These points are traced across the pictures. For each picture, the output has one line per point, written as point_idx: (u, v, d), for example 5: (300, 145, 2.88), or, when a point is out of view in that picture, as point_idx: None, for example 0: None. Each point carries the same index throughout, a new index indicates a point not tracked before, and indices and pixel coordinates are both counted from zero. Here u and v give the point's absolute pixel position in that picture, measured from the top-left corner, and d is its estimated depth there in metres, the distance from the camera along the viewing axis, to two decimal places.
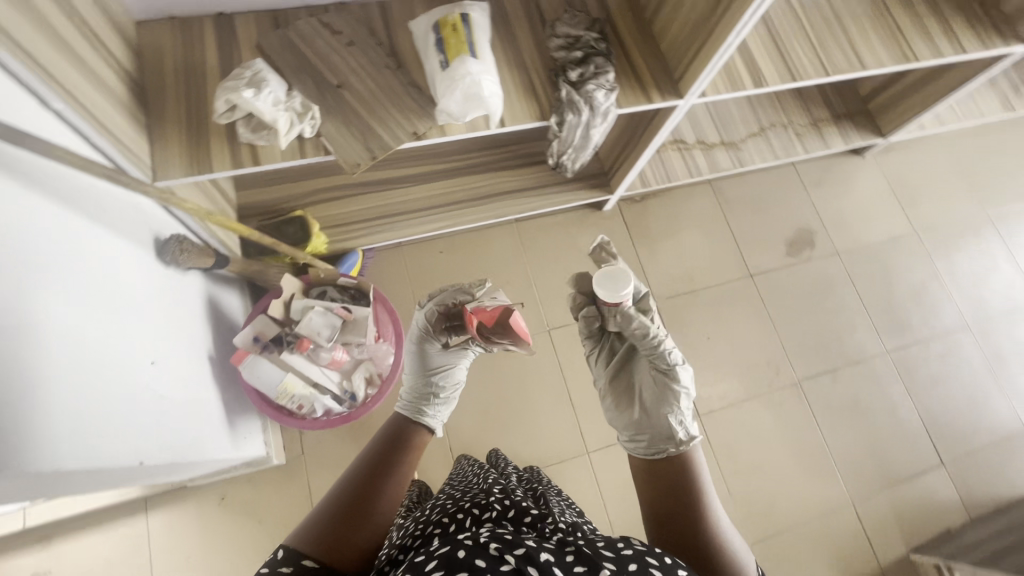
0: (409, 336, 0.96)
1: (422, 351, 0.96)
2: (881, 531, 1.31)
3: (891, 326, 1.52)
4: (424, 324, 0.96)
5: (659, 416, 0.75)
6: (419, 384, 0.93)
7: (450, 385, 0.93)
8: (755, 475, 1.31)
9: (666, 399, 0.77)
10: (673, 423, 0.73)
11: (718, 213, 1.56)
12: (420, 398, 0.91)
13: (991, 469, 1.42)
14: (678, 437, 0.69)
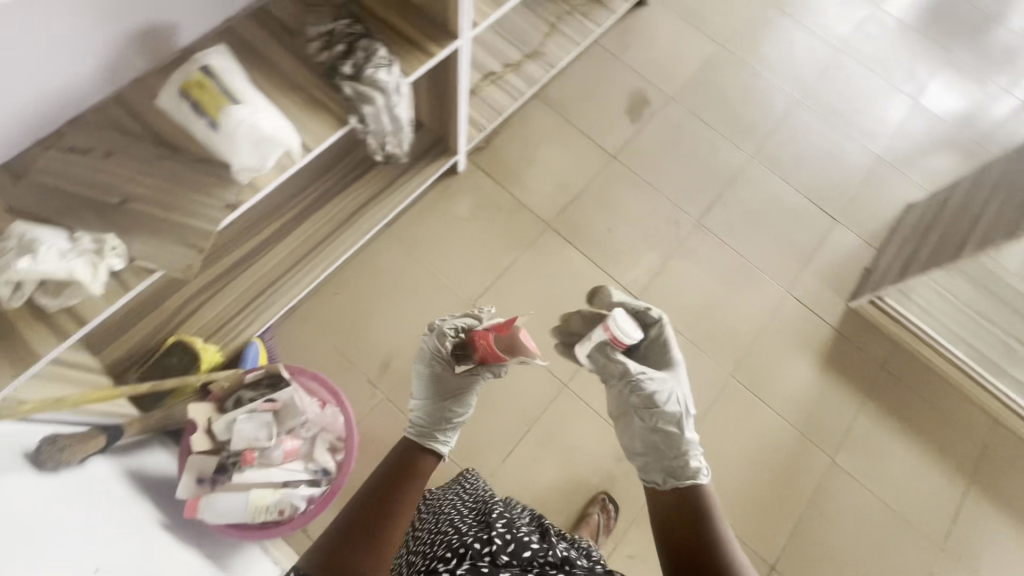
0: (419, 360, 1.00)
1: (432, 376, 1.00)
2: (820, 299, 1.47)
3: (745, 135, 1.66)
4: (433, 348, 1.00)
5: (669, 457, 0.80)
6: (431, 407, 0.98)
7: (461, 407, 0.98)
8: (706, 317, 1.41)
9: (665, 437, 0.83)
10: (676, 461, 0.79)
11: (557, 119, 1.60)
12: (431, 422, 0.96)
13: (871, 203, 1.61)
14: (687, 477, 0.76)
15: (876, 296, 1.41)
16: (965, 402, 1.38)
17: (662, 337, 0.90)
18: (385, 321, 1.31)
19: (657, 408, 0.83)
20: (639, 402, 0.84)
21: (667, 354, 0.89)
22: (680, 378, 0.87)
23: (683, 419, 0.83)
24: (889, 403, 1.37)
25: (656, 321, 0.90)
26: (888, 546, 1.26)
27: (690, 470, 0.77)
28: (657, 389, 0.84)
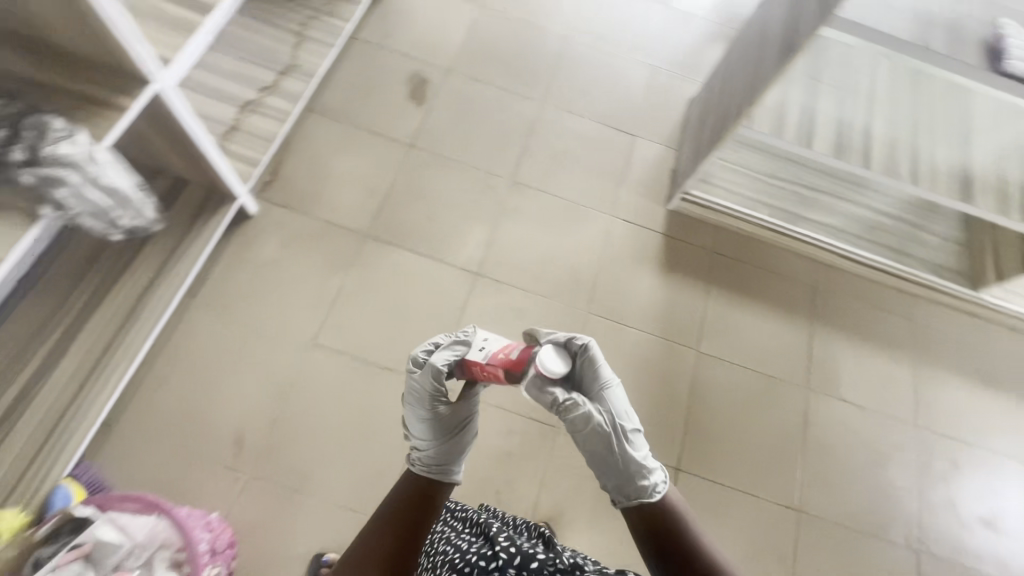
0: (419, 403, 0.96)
1: (433, 414, 0.96)
2: (642, 212, 1.55)
3: (530, 83, 1.68)
4: (434, 388, 0.96)
5: (627, 472, 0.85)
6: (440, 442, 0.95)
7: (469, 431, 0.98)
8: (548, 267, 1.44)
9: (615, 456, 0.88)
10: (632, 478, 0.84)
11: (341, 126, 1.53)
12: (444, 456, 0.94)
13: (659, 110, 1.71)
14: (646, 489, 0.81)
15: (684, 190, 1.50)
16: (781, 256, 1.53)
17: (590, 364, 0.94)
18: (224, 396, 1.20)
19: (599, 432, 0.88)
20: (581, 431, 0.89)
21: (597, 378, 0.94)
22: (613, 400, 0.92)
23: (625, 434, 0.90)
24: (724, 282, 1.49)
25: (582, 351, 0.95)
26: (762, 406, 1.37)
27: (647, 483, 0.82)
28: (595, 414, 0.89)
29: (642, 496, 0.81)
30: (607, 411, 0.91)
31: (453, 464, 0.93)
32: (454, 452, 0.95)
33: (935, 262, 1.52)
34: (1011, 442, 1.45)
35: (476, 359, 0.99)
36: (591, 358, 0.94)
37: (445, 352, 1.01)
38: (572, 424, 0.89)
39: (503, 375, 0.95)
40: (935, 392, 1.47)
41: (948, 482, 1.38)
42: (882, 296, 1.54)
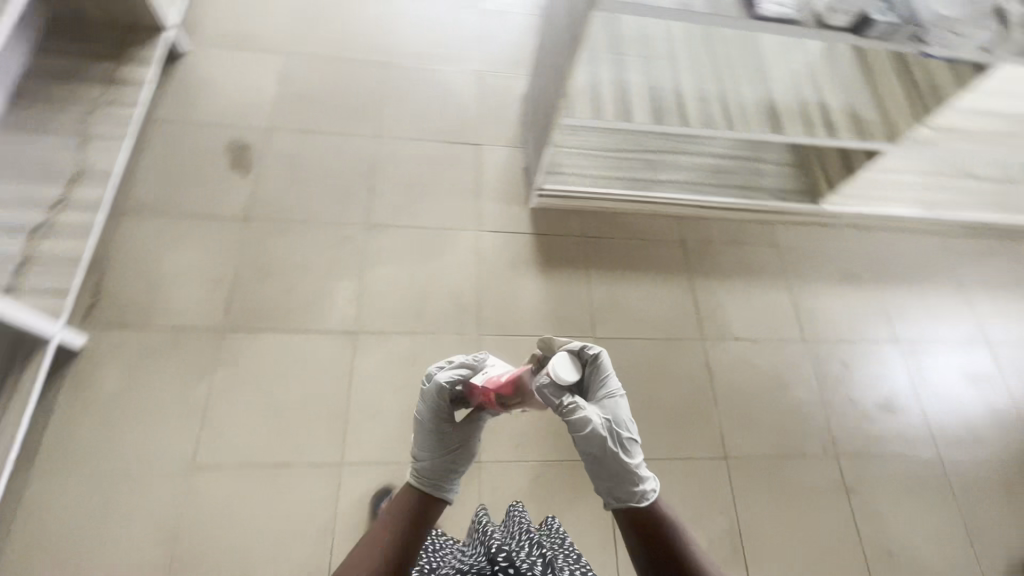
0: (424, 417, 0.97)
1: (433, 434, 0.96)
2: (506, 218, 1.54)
3: (359, 119, 1.62)
4: (437, 401, 0.97)
5: (621, 477, 0.89)
6: (437, 460, 0.95)
7: (468, 453, 0.98)
8: (427, 302, 1.39)
9: (612, 460, 0.90)
10: (629, 482, 0.88)
11: (163, 219, 1.39)
12: (440, 475, 0.94)
13: (496, 112, 1.70)
14: (640, 495, 0.85)
15: (537, 185, 1.51)
16: (645, 224, 1.60)
17: (599, 372, 0.97)
18: (101, 561, 1.05)
19: (600, 438, 0.90)
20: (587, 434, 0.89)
21: (603, 387, 0.97)
22: (618, 409, 0.95)
23: (623, 442, 0.93)
24: (601, 263, 1.52)
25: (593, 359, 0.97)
26: (667, 370, 1.42)
27: (643, 489, 0.87)
28: (598, 419, 0.92)
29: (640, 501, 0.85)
30: (608, 418, 0.93)
31: (448, 483, 0.93)
32: (452, 472, 0.95)
33: (777, 188, 1.63)
34: (883, 327, 1.60)
35: (479, 380, 0.96)
36: (600, 365, 0.97)
37: (450, 371, 1.00)
38: (578, 426, 0.89)
39: (493, 398, 0.91)
40: (810, 304, 1.59)
41: (843, 380, 1.49)
42: (741, 233, 1.65)
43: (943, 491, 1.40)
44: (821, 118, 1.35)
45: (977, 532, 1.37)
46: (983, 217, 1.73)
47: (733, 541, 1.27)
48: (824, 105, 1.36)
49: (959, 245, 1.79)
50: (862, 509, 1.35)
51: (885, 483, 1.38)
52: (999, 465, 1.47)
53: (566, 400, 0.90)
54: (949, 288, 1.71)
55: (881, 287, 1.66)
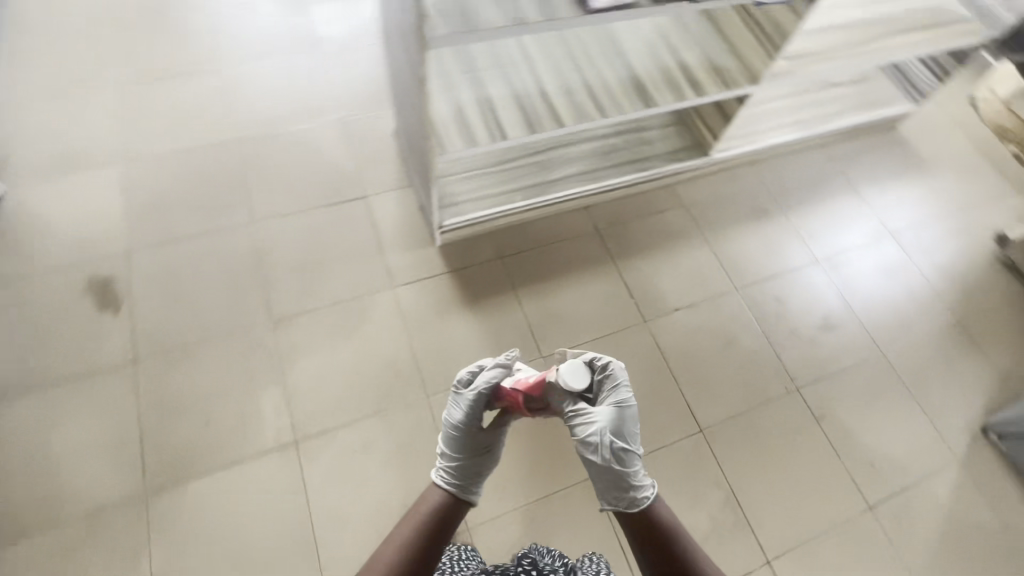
0: (457, 421, 1.04)
1: (463, 439, 1.05)
2: (418, 265, 1.46)
3: (229, 209, 1.47)
4: (470, 408, 1.04)
5: (620, 481, 0.95)
6: (463, 462, 1.04)
7: (493, 457, 1.05)
8: (364, 381, 1.30)
9: (614, 469, 0.95)
10: (628, 491, 0.94)
11: (36, 393, 1.20)
12: (465, 480, 1.03)
13: (373, 156, 1.60)
14: (637, 499, 0.92)
15: (439, 225, 1.44)
16: (557, 228, 1.58)
17: (608, 381, 1.02)
18: None
19: (603, 448, 0.95)
20: (589, 443, 0.96)
21: (611, 396, 1.01)
22: (627, 417, 1.00)
23: (627, 449, 0.98)
24: (526, 281, 1.48)
25: (603, 371, 1.03)
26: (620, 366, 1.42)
27: (641, 497, 0.92)
28: (607, 425, 0.97)
29: (637, 508, 0.91)
30: (616, 424, 0.98)
31: (472, 485, 1.03)
32: (478, 473, 1.05)
33: (666, 152, 1.65)
34: (800, 251, 1.66)
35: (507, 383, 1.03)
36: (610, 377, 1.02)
37: (487, 372, 1.07)
38: (578, 433, 0.97)
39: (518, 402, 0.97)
40: (732, 252, 1.63)
41: (781, 316, 1.54)
42: (649, 205, 1.66)
43: (896, 387, 1.48)
44: (686, 79, 1.36)
45: (934, 413, 1.46)
46: (852, 121, 1.83)
47: (732, 510, 1.28)
48: (685, 65, 1.37)
49: (840, 151, 1.89)
50: (836, 431, 1.40)
51: (846, 399, 1.44)
52: (933, 344, 1.57)
53: (571, 405, 0.98)
54: (843, 194, 1.81)
55: (787, 213, 1.72)
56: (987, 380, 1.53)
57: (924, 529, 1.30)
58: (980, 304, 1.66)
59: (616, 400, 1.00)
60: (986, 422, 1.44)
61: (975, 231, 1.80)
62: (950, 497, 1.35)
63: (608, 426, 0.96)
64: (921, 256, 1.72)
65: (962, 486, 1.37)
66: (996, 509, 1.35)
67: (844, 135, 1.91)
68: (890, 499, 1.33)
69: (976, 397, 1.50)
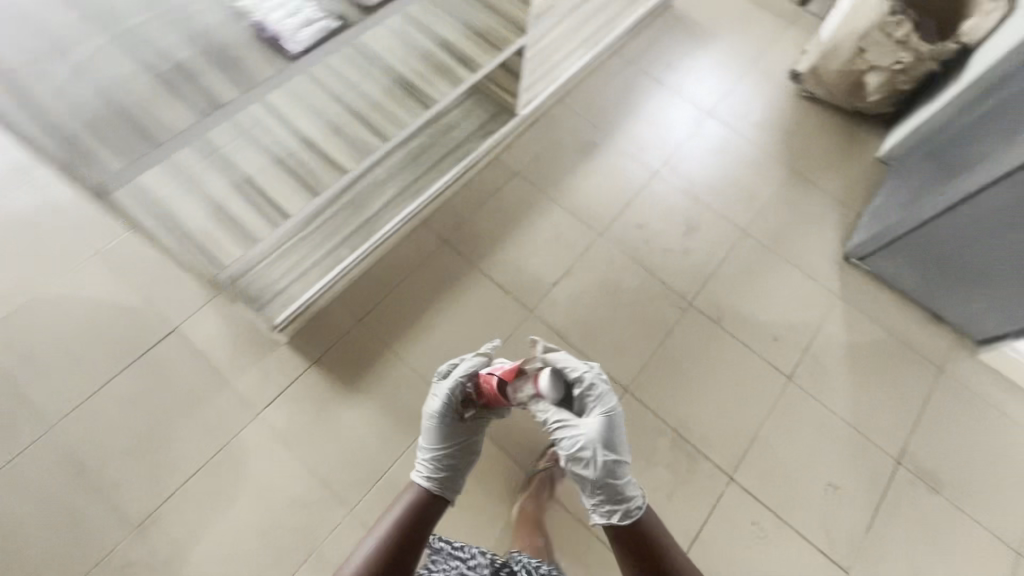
0: (436, 416, 1.01)
1: (443, 432, 1.01)
2: (274, 377, 1.26)
3: (9, 428, 1.16)
4: (452, 398, 1.02)
5: (612, 492, 0.93)
6: (445, 455, 1.00)
7: (474, 450, 1.02)
8: (275, 534, 1.13)
9: (600, 480, 0.94)
10: (616, 500, 0.92)
11: None
12: (446, 475, 0.98)
13: (159, 278, 1.32)
14: (629, 508, 0.90)
15: (272, 325, 1.24)
16: (402, 260, 1.42)
17: (593, 389, 1.00)
18: None
19: (589, 458, 0.94)
20: (574, 451, 0.95)
21: (597, 403, 0.99)
22: (615, 422, 0.98)
23: (618, 456, 0.97)
24: (396, 332, 1.35)
25: (585, 377, 1.01)
26: None
27: (630, 507, 0.90)
28: (592, 431, 0.95)
29: (626, 519, 0.88)
30: (603, 429, 0.96)
31: (454, 480, 0.98)
32: (458, 471, 1.00)
33: (473, 130, 1.53)
34: (641, 166, 1.65)
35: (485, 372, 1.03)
36: (594, 385, 1.00)
37: (468, 363, 1.07)
38: (564, 442, 0.96)
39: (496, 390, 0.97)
40: (579, 198, 1.58)
41: (649, 237, 1.54)
42: (483, 190, 1.54)
43: (768, 254, 1.55)
44: (452, 56, 1.21)
45: (806, 262, 1.55)
46: (631, 21, 1.81)
47: (682, 447, 1.30)
48: (444, 40, 1.22)
49: (636, 49, 1.87)
50: (736, 323, 1.45)
51: (733, 288, 1.49)
52: (782, 198, 1.64)
53: (554, 413, 0.98)
54: (656, 90, 1.80)
55: (614, 135, 1.69)
56: (834, 210, 1.64)
57: (836, 372, 1.40)
58: (802, 143, 1.76)
59: (603, 409, 0.98)
60: (846, 250, 1.56)
61: (773, 76, 1.89)
62: (846, 332, 1.46)
63: (597, 437, 0.95)
64: (741, 120, 1.78)
65: (850, 317, 1.48)
66: (881, 322, 1.48)
67: (634, 31, 1.88)
68: (800, 361, 1.41)
69: (831, 230, 1.60)
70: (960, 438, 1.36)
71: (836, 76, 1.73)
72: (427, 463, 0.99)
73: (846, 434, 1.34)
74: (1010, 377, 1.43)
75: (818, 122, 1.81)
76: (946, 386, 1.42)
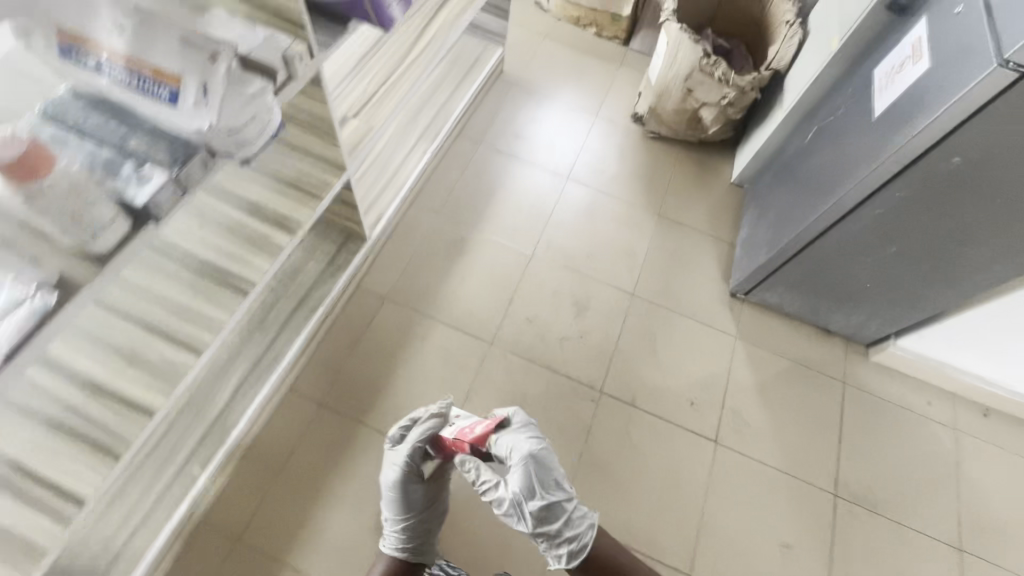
0: (399, 487, 1.07)
1: (411, 501, 1.08)
2: None
3: None
4: (413, 465, 1.08)
5: (556, 529, 0.96)
6: (410, 521, 1.09)
7: (438, 509, 1.13)
8: None
9: (538, 527, 0.96)
10: (560, 538, 0.95)
11: None
12: (416, 543, 1.09)
13: None
14: (577, 538, 0.95)
15: None
16: (273, 448, 1.21)
17: (509, 439, 1.02)
18: None
19: (521, 509, 0.97)
20: (506, 509, 0.98)
21: (517, 450, 1.00)
22: (544, 460, 1.00)
23: (556, 492, 0.99)
24: (289, 542, 1.12)
25: (510, 428, 1.06)
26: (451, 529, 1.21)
27: (576, 546, 0.94)
28: (518, 478, 0.98)
29: (573, 560, 0.94)
30: (530, 473, 0.98)
31: (423, 542, 1.11)
32: (427, 529, 1.11)
33: (323, 268, 1.35)
34: (518, 254, 1.56)
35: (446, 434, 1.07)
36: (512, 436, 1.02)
37: (423, 426, 1.10)
38: (498, 499, 0.99)
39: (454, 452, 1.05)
40: (460, 306, 1.45)
41: (545, 329, 1.45)
42: (353, 331, 1.37)
43: (663, 312, 1.52)
44: (264, 221, 1.04)
45: (699, 310, 1.53)
46: (467, 101, 1.73)
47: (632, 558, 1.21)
48: (250, 204, 1.04)
49: (481, 125, 1.79)
50: (651, 399, 1.39)
51: (640, 361, 1.43)
52: (660, 248, 1.63)
53: (478, 473, 1.01)
54: (512, 164, 1.73)
55: (482, 225, 1.59)
56: (710, 248, 1.65)
57: (757, 419, 1.39)
58: (663, 185, 1.76)
59: (522, 456, 0.99)
60: (731, 288, 1.56)
61: (618, 122, 1.90)
62: (754, 372, 1.46)
63: (519, 490, 0.96)
64: (601, 175, 1.75)
65: (753, 356, 1.48)
66: (781, 352, 1.50)
67: (474, 106, 1.80)
68: (721, 419, 1.38)
69: (713, 269, 1.61)
70: (879, 448, 1.39)
71: (674, 115, 1.75)
72: (396, 533, 1.09)
73: (781, 482, 1.32)
74: (901, 372, 1.50)
75: (671, 160, 1.82)
76: (854, 399, 1.46)
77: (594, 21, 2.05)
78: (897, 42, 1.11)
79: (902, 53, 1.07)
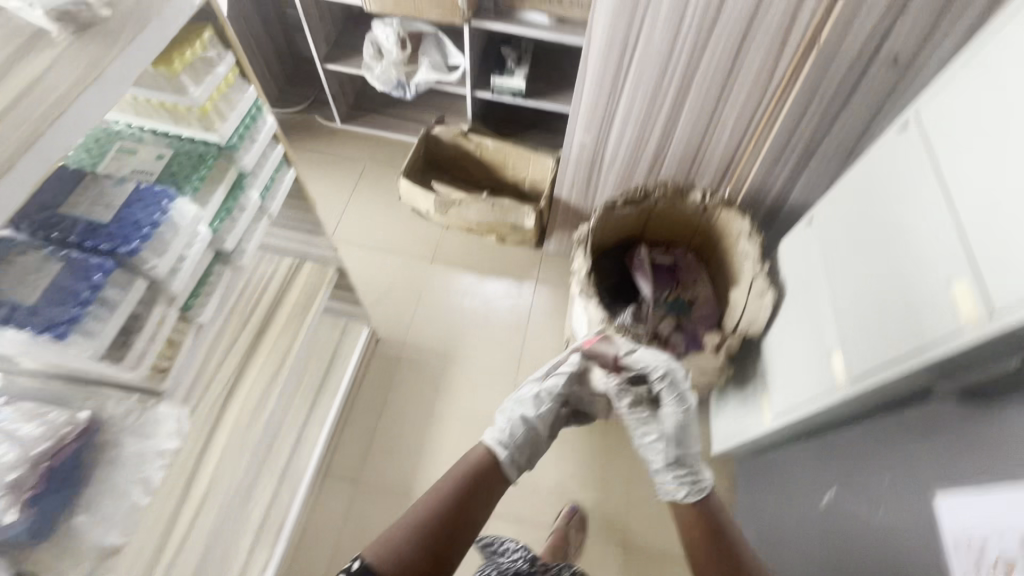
0: (531, 393, 0.93)
1: (536, 402, 0.92)
2: None
3: None
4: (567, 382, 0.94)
5: (687, 471, 0.85)
6: (526, 422, 0.89)
7: (546, 443, 0.92)
8: None
9: (670, 466, 0.86)
10: (680, 476, 0.85)
11: None
12: (521, 453, 0.87)
13: None
14: (697, 491, 0.82)
15: None
16: None
17: (675, 380, 0.91)
18: None
19: (661, 441, 0.88)
20: (648, 438, 0.90)
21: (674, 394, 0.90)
22: (692, 419, 0.89)
23: (691, 433, 0.89)
24: None
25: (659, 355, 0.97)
26: None
27: (693, 489, 0.82)
28: (679, 408, 0.89)
29: (687, 499, 0.82)
30: (679, 410, 0.89)
31: (522, 457, 0.87)
32: (532, 453, 0.89)
33: None
34: None
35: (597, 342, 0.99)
36: (672, 376, 0.90)
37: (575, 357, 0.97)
38: (640, 422, 0.92)
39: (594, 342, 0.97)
40: None
41: None
42: None
43: None
44: None
45: None
46: (326, 437, 1.22)
47: None
48: None
49: (357, 449, 1.28)
50: None
51: None
52: None
53: (631, 402, 0.92)
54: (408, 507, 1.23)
55: None
56: None
57: None
58: (624, 483, 1.28)
59: (681, 401, 0.89)
60: None
61: None
62: None
63: (670, 430, 0.88)
64: (532, 490, 1.27)
65: None
66: None
67: (342, 422, 1.29)
68: None
69: None
70: None
71: None
72: (510, 421, 0.89)
73: None
74: None
75: (626, 433, 1.34)
76: None
77: (492, 229, 1.53)
78: (974, 476, 0.64)
79: (984, 523, 0.60)
